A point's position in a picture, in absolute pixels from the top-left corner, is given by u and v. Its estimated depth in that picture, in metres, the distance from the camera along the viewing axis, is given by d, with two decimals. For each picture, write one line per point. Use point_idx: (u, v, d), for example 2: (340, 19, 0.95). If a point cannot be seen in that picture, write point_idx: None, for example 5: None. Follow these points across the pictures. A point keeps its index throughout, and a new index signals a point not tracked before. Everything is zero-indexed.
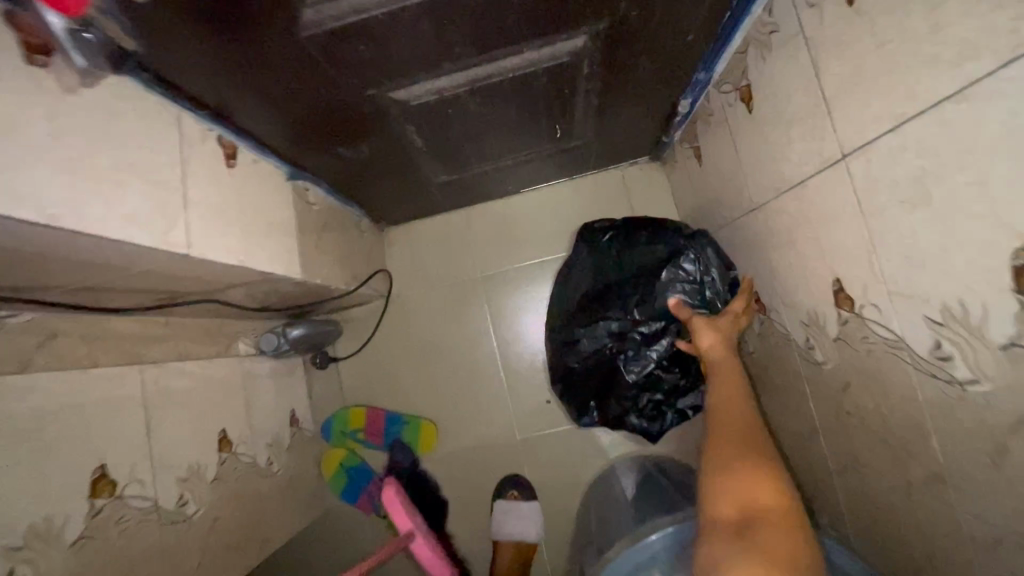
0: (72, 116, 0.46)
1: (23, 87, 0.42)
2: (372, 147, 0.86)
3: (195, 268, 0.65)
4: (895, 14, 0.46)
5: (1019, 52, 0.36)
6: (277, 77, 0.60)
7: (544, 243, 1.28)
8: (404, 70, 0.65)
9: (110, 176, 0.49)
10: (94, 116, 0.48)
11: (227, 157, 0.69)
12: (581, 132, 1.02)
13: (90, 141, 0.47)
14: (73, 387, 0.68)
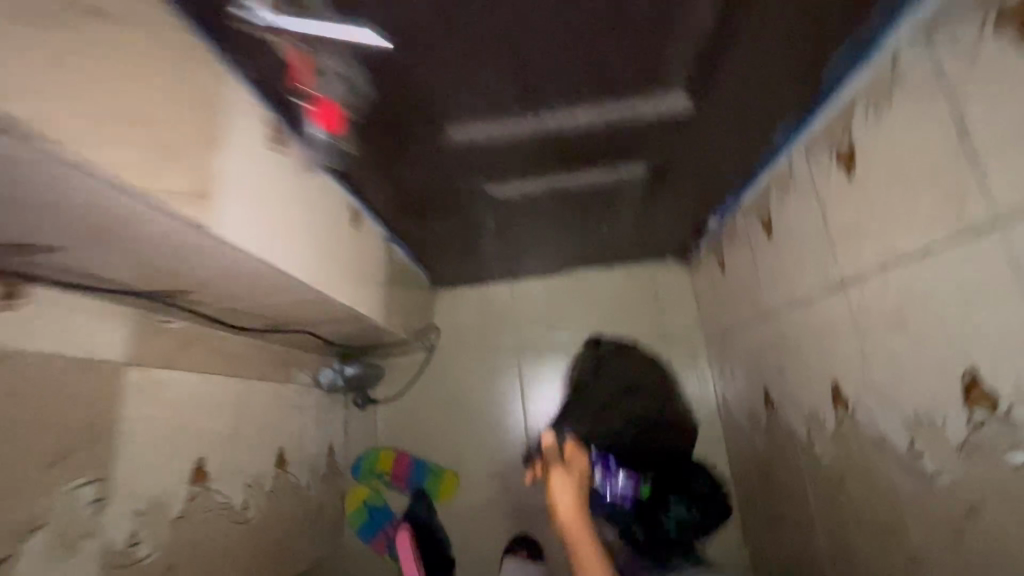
0: (285, 183, 0.63)
1: (266, 164, 0.59)
2: (456, 223, 1.04)
3: (316, 303, 0.80)
4: (883, 189, 0.63)
5: (962, 233, 0.52)
6: (410, 171, 0.79)
7: (578, 321, 1.43)
8: (505, 173, 0.84)
9: (296, 229, 0.65)
10: (294, 185, 0.66)
11: (353, 219, 0.87)
12: (625, 231, 1.21)
13: (289, 202, 0.64)
14: (192, 388, 0.81)
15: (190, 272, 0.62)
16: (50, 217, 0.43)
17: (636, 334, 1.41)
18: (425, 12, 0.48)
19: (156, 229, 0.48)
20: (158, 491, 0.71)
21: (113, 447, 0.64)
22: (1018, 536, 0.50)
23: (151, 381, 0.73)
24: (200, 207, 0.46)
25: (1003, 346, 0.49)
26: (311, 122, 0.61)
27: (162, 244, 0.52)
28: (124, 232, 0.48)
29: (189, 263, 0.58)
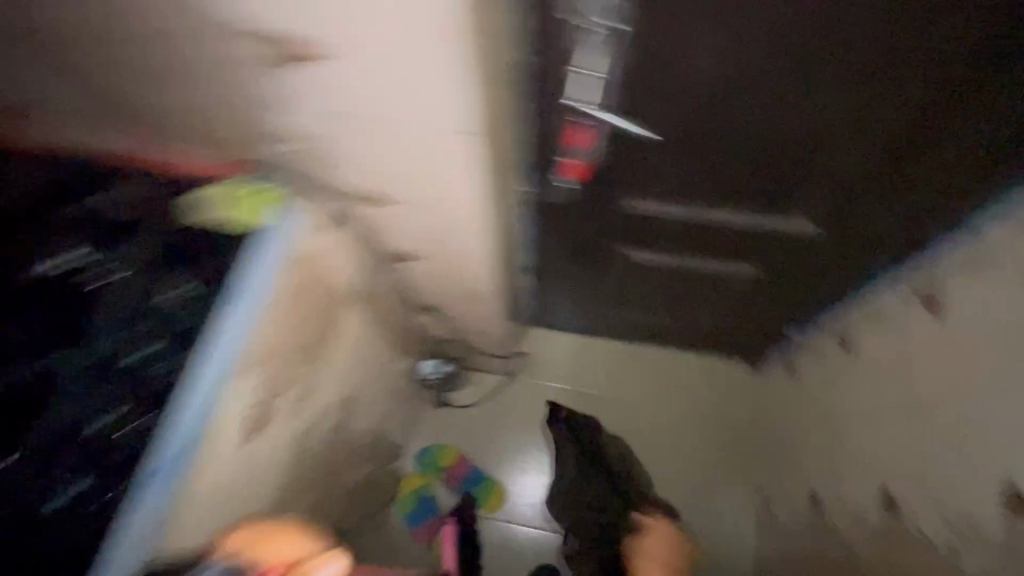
0: (512, 211, 0.85)
1: (514, 197, 0.81)
2: (584, 272, 1.22)
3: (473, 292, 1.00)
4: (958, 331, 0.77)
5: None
6: (584, 222, 1.00)
7: (650, 391, 1.54)
8: (650, 244, 1.06)
9: (503, 242, 0.87)
10: (515, 214, 0.87)
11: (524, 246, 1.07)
12: (714, 320, 1.37)
13: (509, 223, 0.86)
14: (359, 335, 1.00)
15: (424, 244, 0.83)
16: (410, 183, 0.66)
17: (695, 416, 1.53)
18: (671, 118, 0.71)
19: (455, 206, 0.70)
20: (323, 405, 0.88)
21: (321, 357, 0.83)
22: None
23: (348, 320, 0.93)
24: (480, 207, 0.70)
25: None
26: (565, 176, 0.79)
27: (437, 220, 0.74)
28: (436, 204, 0.70)
29: (433, 238, 0.80)
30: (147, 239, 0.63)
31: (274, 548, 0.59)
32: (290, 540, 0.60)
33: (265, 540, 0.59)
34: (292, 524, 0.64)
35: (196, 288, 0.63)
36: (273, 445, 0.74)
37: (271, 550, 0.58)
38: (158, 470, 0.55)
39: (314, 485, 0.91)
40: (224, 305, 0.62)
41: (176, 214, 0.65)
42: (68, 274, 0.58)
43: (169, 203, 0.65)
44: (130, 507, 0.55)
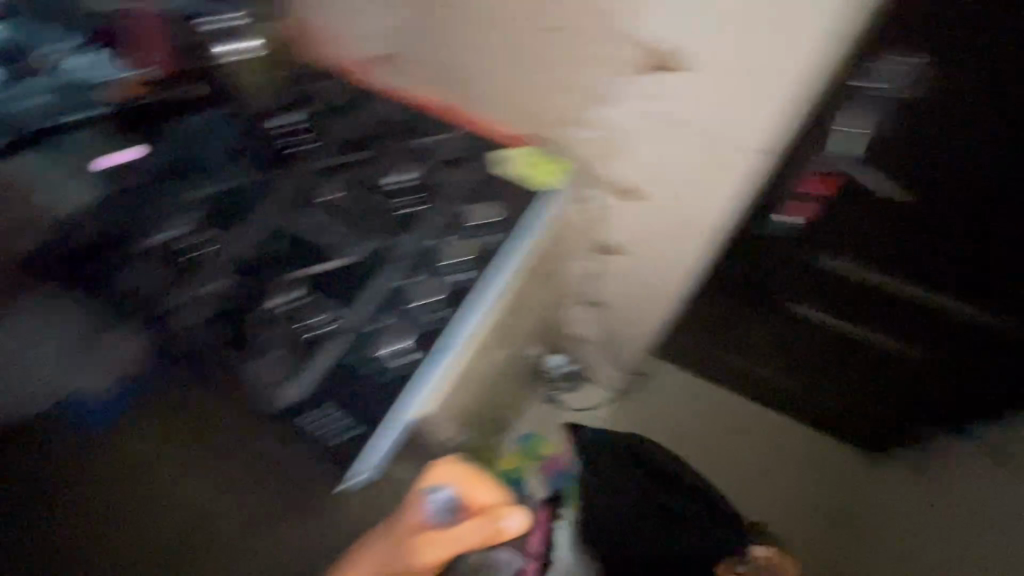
0: (716, 229, 0.92)
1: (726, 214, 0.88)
2: (739, 321, 1.14)
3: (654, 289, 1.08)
4: None
5: None
6: (761, 263, 0.96)
7: (763, 459, 1.49)
8: (816, 299, 0.99)
9: (701, 251, 0.96)
10: (716, 233, 0.92)
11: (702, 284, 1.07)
12: (849, 398, 1.32)
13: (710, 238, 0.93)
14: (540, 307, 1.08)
15: (644, 239, 0.96)
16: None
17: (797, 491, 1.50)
18: (918, 171, 0.73)
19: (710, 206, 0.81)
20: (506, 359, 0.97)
21: (529, 313, 0.94)
22: None
23: (549, 297, 1.02)
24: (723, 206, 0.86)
25: None
26: (793, 216, 0.84)
27: (675, 212, 0.88)
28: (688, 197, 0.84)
29: (657, 235, 0.94)
30: (473, 165, 0.74)
31: (476, 490, 0.72)
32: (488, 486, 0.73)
33: (467, 481, 0.72)
34: (479, 467, 0.75)
35: (500, 220, 0.71)
36: (471, 388, 0.81)
37: (470, 492, 0.71)
38: (415, 391, 0.61)
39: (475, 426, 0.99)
40: (512, 247, 0.69)
41: (495, 161, 0.75)
42: (418, 182, 0.74)
43: (480, 152, 0.76)
44: (386, 418, 0.60)
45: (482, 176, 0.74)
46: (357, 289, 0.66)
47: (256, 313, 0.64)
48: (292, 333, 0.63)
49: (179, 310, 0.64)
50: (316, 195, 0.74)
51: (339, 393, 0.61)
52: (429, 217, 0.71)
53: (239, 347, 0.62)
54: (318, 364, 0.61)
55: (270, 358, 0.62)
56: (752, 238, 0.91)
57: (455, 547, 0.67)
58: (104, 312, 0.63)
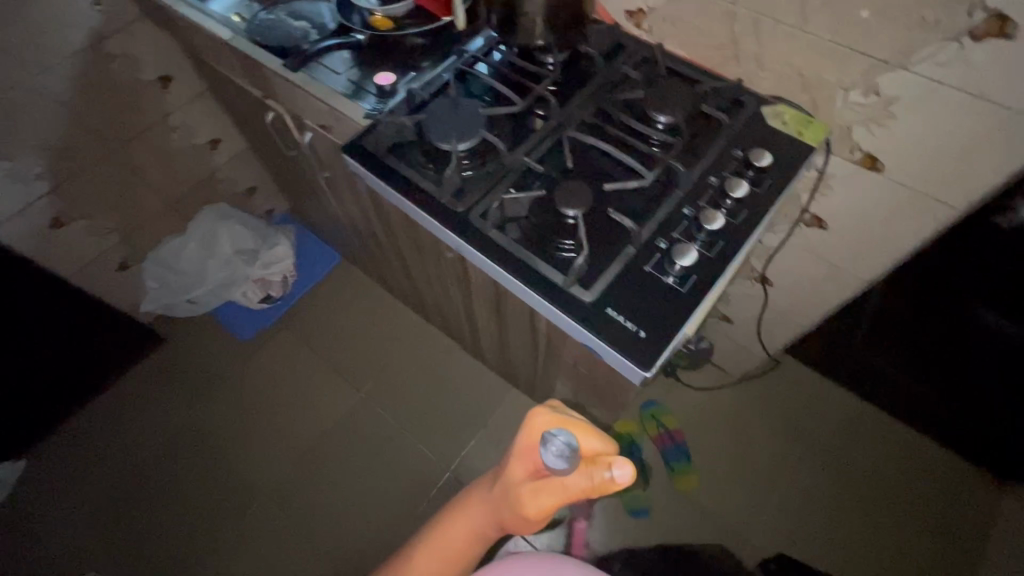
0: (939, 224, 0.90)
1: (956, 212, 0.86)
2: (912, 317, 1.19)
3: (835, 276, 1.12)
4: None
5: None
6: (969, 267, 1.00)
7: (882, 461, 1.54)
8: (1010, 308, 1.04)
9: (908, 244, 0.96)
10: (934, 229, 0.91)
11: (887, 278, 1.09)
12: (1001, 418, 1.31)
13: (924, 232, 0.92)
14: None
15: (851, 225, 0.98)
16: (940, 158, 0.80)
17: (919, 501, 1.50)
18: None
19: (960, 189, 0.82)
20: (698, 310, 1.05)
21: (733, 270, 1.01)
22: None
23: None
24: (962, 199, 0.83)
25: None
26: None
27: (903, 197, 0.88)
28: (931, 181, 0.83)
29: (870, 220, 0.95)
30: (745, 119, 0.80)
31: (581, 440, 0.77)
32: (591, 438, 0.77)
33: (573, 430, 0.77)
34: (585, 419, 0.80)
35: (771, 166, 0.76)
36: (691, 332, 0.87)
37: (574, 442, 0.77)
38: (693, 312, 0.67)
39: None
40: (776, 200, 0.74)
41: (760, 117, 0.81)
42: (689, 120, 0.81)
43: (742, 110, 0.81)
44: (668, 334, 0.66)
45: (754, 131, 0.80)
46: (641, 214, 0.73)
47: (550, 223, 0.73)
48: (584, 241, 0.71)
49: (479, 217, 0.74)
50: (594, 124, 0.81)
51: (628, 305, 0.68)
52: (703, 155, 0.77)
53: (538, 249, 0.72)
54: (610, 271, 0.69)
55: (566, 262, 0.70)
56: (971, 240, 0.93)
57: (566, 494, 0.76)
58: (428, 209, 0.76)
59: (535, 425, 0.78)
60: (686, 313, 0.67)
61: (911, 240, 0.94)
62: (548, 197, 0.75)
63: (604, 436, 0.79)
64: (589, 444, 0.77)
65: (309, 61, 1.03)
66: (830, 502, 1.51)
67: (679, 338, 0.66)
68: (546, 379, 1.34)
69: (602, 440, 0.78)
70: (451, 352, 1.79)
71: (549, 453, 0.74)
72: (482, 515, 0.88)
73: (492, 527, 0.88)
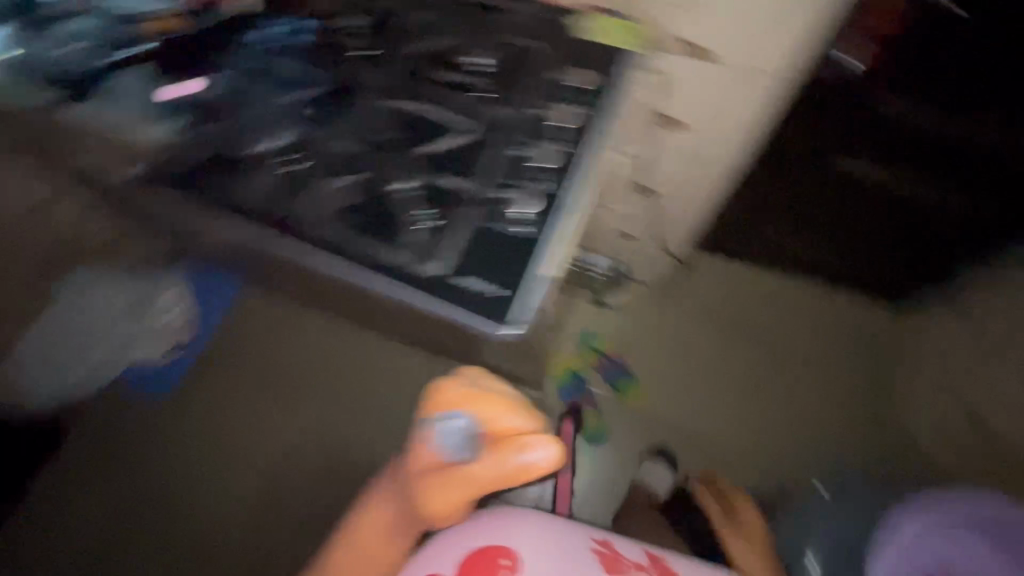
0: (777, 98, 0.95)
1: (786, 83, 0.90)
2: (785, 185, 1.28)
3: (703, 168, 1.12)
4: None
5: None
6: (820, 120, 1.10)
7: (795, 321, 1.66)
8: (862, 150, 1.16)
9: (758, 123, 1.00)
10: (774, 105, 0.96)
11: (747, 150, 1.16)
12: (883, 252, 1.43)
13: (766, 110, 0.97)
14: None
15: (704, 117, 1.00)
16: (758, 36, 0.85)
17: (841, 351, 1.62)
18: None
19: (787, 50, 0.86)
20: None
21: None
22: None
23: None
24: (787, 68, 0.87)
25: None
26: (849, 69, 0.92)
27: (740, 80, 0.92)
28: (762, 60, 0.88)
29: (719, 108, 0.97)
30: (561, 43, 0.81)
31: (493, 417, 0.81)
32: (510, 416, 0.80)
33: (484, 406, 0.81)
34: (499, 398, 0.82)
35: (595, 85, 0.77)
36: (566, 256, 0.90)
37: (485, 419, 0.80)
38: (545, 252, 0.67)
39: None
40: (610, 107, 0.76)
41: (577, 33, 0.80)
42: (503, 63, 0.80)
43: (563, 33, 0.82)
44: (531, 279, 0.66)
45: (573, 50, 0.79)
46: (478, 168, 0.72)
47: (388, 202, 0.70)
48: (432, 207, 0.69)
49: (316, 217, 0.70)
50: (414, 87, 0.79)
51: (492, 259, 0.67)
52: (526, 92, 0.77)
53: (382, 233, 0.68)
54: (458, 235, 0.67)
55: (415, 237, 0.68)
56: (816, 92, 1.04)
57: (476, 483, 0.76)
58: (258, 221, 0.70)
59: (448, 404, 0.82)
60: (551, 249, 0.68)
61: (755, 120, 0.98)
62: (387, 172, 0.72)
63: (520, 413, 0.82)
64: (505, 421, 0.80)
65: (75, 84, 0.88)
66: (762, 373, 1.62)
67: (548, 274, 0.67)
68: (470, 347, 1.31)
69: (519, 420, 0.81)
70: (358, 339, 1.57)
71: (457, 432, 0.80)
72: (395, 506, 0.88)
73: (401, 515, 0.87)
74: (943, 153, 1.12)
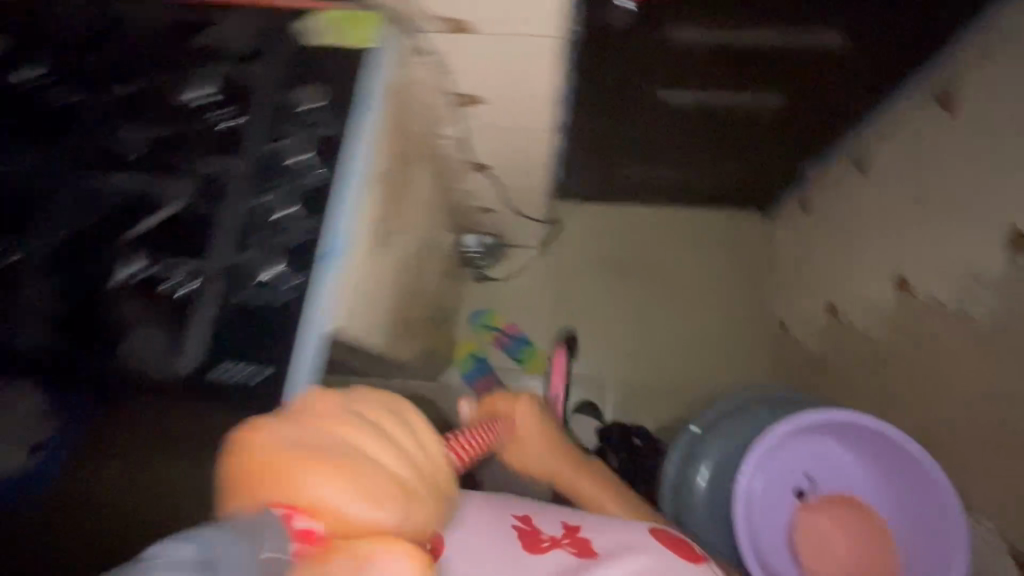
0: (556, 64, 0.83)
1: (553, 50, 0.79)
2: (620, 127, 1.29)
3: (517, 135, 1.05)
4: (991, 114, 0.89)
5: None
6: (628, 59, 1.04)
7: (673, 248, 1.71)
8: (683, 80, 1.12)
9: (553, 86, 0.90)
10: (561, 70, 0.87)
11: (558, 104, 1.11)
12: (733, 167, 1.45)
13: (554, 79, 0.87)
14: (418, 193, 1.03)
15: (494, 91, 0.90)
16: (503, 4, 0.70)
17: (714, 269, 1.69)
18: None
19: (532, 24, 0.74)
20: (411, 243, 0.98)
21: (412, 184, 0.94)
22: None
23: (420, 172, 1.00)
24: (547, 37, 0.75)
25: None
26: None
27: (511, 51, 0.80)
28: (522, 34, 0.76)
29: (502, 78, 0.86)
30: (286, 52, 0.66)
31: (311, 495, 0.42)
32: (352, 489, 0.43)
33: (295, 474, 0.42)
34: (332, 449, 0.45)
35: (328, 106, 0.64)
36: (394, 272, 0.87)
37: (301, 495, 0.42)
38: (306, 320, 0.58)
39: (409, 319, 1.06)
40: (347, 148, 0.63)
41: (297, 38, 0.67)
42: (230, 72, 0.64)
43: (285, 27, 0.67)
44: (292, 354, 0.57)
45: (291, 62, 0.66)
46: (205, 236, 0.58)
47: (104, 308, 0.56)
48: (191, 272, 0.57)
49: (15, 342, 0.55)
50: (131, 126, 0.63)
51: (251, 339, 0.56)
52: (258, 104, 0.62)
53: (101, 355, 0.55)
54: (196, 336, 0.55)
55: (142, 348, 0.55)
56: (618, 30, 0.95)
57: None
58: None
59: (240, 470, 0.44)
60: (324, 301, 0.59)
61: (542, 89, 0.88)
62: (128, 247, 0.58)
63: (362, 480, 0.44)
64: (345, 501, 0.43)
65: None
66: (649, 307, 1.67)
67: (325, 327, 0.59)
68: None
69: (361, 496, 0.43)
70: None
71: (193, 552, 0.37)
72: None
73: None
74: (757, 72, 1.07)
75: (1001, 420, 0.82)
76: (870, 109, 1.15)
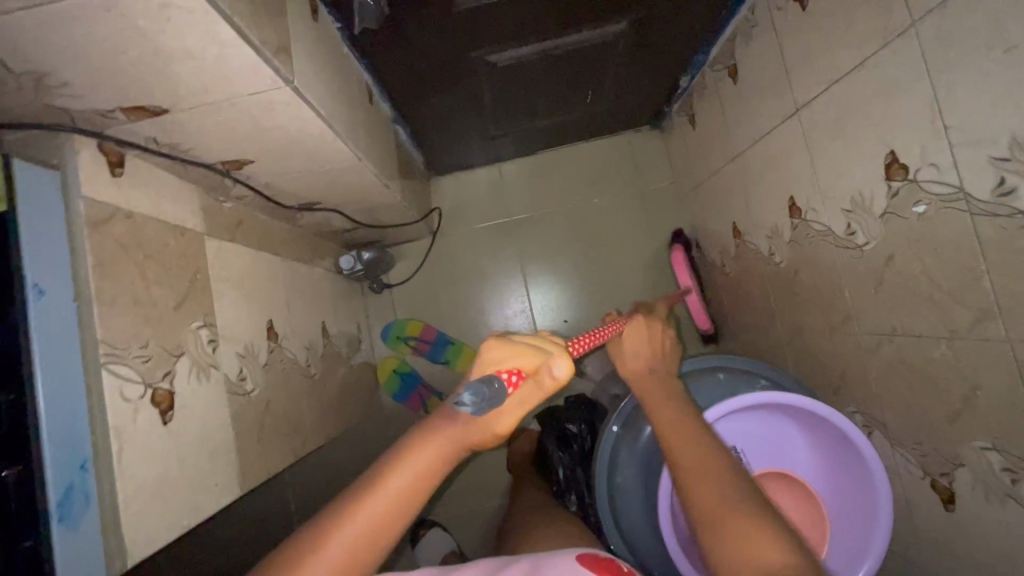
0: (310, 102, 0.64)
1: (290, 97, 0.60)
2: (456, 97, 1.09)
3: (324, 173, 0.86)
4: (842, 13, 0.74)
5: (898, 33, 0.65)
6: (425, 28, 0.84)
7: (571, 191, 1.56)
8: (504, 37, 0.91)
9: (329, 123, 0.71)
10: (322, 101, 0.68)
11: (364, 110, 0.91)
12: (605, 97, 1.27)
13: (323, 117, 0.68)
14: (241, 271, 0.87)
15: (253, 148, 0.70)
16: (177, 74, 0.50)
17: (621, 203, 1.56)
18: None
19: (233, 82, 0.54)
20: (242, 342, 0.83)
21: (211, 284, 0.76)
22: (926, 281, 0.70)
23: (222, 255, 0.81)
24: (264, 84, 0.56)
25: (928, 148, 0.65)
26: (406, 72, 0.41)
27: (235, 113, 0.60)
28: (236, 96, 0.56)
29: (250, 134, 0.66)
30: None
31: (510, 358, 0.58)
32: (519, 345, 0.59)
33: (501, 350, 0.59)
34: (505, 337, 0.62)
35: None
36: (218, 403, 0.73)
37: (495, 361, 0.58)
38: None
39: (285, 411, 0.93)
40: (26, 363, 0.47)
41: None
42: None
43: None
44: None
45: None
46: None
47: None
48: None
49: None
50: None
51: None
52: None
53: None
54: None
55: None
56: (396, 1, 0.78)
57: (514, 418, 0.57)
58: None
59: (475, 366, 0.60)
60: (74, 561, 0.48)
61: (314, 127, 0.68)
62: None
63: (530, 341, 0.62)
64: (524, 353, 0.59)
65: None
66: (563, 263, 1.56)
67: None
68: None
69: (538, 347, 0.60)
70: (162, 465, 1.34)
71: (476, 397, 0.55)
72: None
73: None
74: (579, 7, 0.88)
75: (903, 357, 0.77)
76: (724, 8, 0.98)
